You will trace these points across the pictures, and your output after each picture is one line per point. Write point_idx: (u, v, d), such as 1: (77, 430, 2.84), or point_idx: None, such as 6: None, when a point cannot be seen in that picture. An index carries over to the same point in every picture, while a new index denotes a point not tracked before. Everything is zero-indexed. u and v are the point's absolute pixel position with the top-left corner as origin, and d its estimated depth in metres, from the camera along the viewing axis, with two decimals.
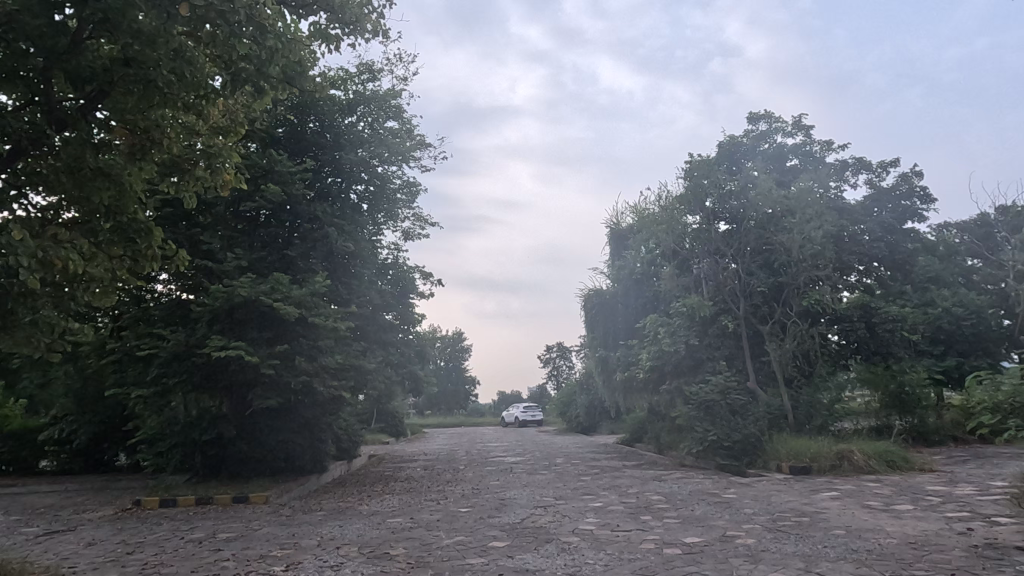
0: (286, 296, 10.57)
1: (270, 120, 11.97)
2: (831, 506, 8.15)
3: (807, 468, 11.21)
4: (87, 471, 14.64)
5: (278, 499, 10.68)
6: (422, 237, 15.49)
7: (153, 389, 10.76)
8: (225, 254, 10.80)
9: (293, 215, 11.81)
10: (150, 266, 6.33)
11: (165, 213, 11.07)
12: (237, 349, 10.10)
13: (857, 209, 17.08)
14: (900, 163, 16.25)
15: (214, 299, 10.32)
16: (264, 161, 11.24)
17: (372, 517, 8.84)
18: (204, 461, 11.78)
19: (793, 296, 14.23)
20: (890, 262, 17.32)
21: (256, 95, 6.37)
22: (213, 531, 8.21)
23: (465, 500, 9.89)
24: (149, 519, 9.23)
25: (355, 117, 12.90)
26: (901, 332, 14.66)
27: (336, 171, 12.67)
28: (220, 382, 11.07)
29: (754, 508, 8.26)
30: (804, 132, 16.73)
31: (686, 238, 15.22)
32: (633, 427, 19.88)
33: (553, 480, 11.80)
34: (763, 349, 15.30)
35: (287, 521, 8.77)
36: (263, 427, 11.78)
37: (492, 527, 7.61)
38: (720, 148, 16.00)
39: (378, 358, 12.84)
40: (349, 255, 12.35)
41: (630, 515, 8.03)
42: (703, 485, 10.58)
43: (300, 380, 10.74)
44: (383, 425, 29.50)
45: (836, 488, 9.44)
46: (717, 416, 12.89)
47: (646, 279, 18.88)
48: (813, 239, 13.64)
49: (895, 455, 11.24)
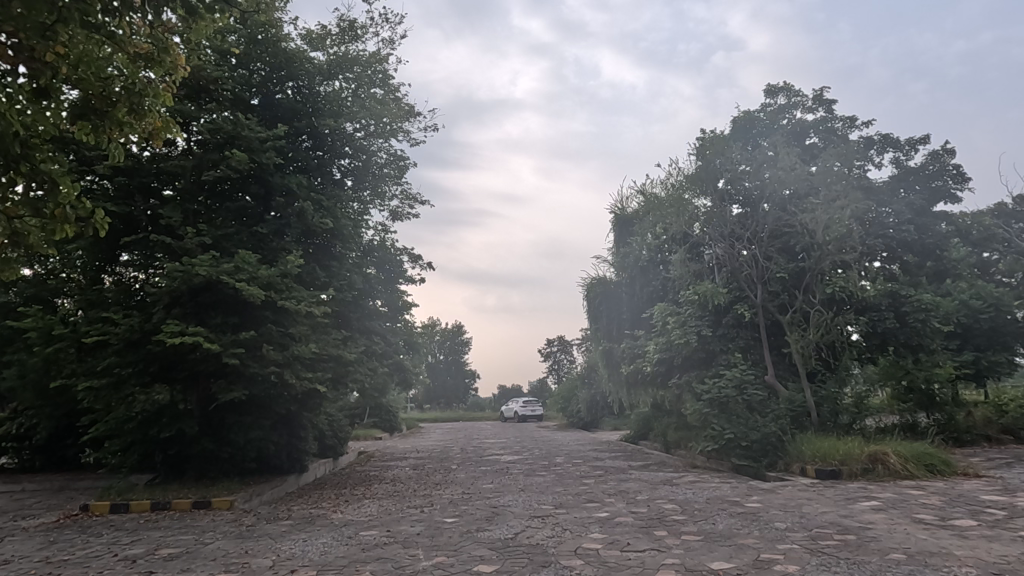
0: (252, 277, 9.40)
1: (239, 81, 10.72)
2: (877, 520, 6.96)
3: (836, 472, 10.06)
4: (50, 469, 13.53)
5: (244, 505, 9.54)
6: (411, 217, 14.28)
7: (106, 380, 9.67)
8: (185, 230, 9.61)
9: (266, 187, 10.66)
10: (62, 230, 5.34)
11: (119, 183, 9.92)
12: (195, 336, 8.96)
13: (883, 189, 15.81)
14: (930, 140, 15.00)
15: (171, 278, 9.15)
16: (229, 124, 9.96)
17: (343, 529, 7.67)
18: (166, 459, 10.64)
19: (815, 283, 13.04)
20: (920, 247, 15.62)
21: (188, 17, 5.32)
22: (155, 547, 7.06)
23: (451, 508, 8.68)
24: (91, 529, 8.09)
25: (336, 83, 11.70)
26: (934, 323, 13.36)
27: (314, 139, 11.51)
28: (181, 372, 9.94)
29: (786, 522, 7.10)
30: (826, 107, 15.51)
31: (697, 221, 14.23)
32: (639, 425, 18.76)
33: (553, 483, 10.66)
34: (782, 340, 14.12)
35: (244, 534, 7.60)
36: (231, 423, 10.64)
37: (479, 545, 6.46)
38: (734, 123, 14.76)
39: (361, 348, 11.64)
40: (327, 233, 11.16)
41: (642, 529, 6.89)
42: (722, 492, 9.39)
43: (269, 371, 9.58)
44: (375, 420, 28.48)
45: (876, 497, 8.26)
46: (733, 413, 11.76)
47: (652, 267, 17.54)
48: (838, 220, 12.48)
49: (935, 458, 10.07)
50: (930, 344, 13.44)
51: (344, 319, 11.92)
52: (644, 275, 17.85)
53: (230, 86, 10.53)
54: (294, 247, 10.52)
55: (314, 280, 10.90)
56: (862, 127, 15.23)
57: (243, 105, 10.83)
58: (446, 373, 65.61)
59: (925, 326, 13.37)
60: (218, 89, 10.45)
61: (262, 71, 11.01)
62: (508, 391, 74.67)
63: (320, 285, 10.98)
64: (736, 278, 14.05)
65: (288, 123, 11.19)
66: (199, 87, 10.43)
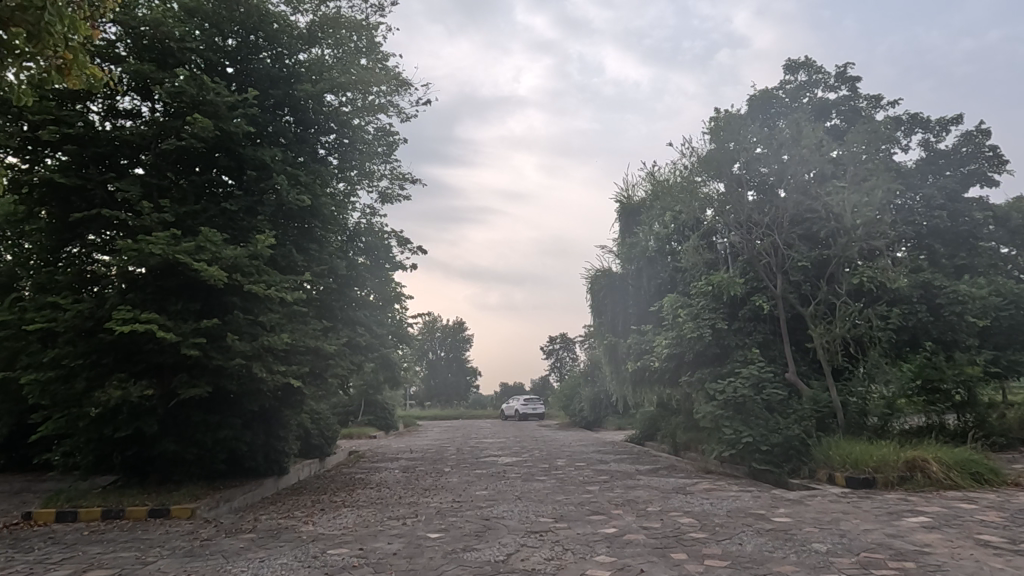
0: (215, 258, 8.39)
1: (207, 44, 9.70)
2: (934, 543, 5.92)
3: (869, 480, 9.01)
4: (12, 468, 12.48)
5: (208, 514, 8.50)
6: (402, 199, 13.23)
7: (55, 372, 8.65)
8: (143, 205, 8.61)
9: (237, 160, 9.68)
10: None
11: (68, 153, 8.86)
12: (149, 321, 7.97)
13: (911, 173, 14.68)
14: (963, 120, 13.87)
15: (125, 259, 8.17)
16: (191, 87, 8.96)
17: (309, 547, 6.61)
18: (125, 461, 9.57)
19: (841, 272, 12.02)
20: (952, 235, 14.38)
21: None
22: (86, 568, 6.01)
23: (436, 520, 7.64)
24: (25, 543, 7.05)
25: (317, 49, 10.70)
26: (971, 317, 12.23)
27: (296, 112, 10.56)
28: (138, 365, 8.92)
29: (826, 543, 6.05)
30: (850, 85, 14.41)
31: (709, 207, 13.22)
32: (646, 424, 17.72)
33: (554, 490, 9.63)
34: (803, 335, 13.04)
35: (194, 551, 6.56)
36: (198, 422, 9.66)
37: (462, 571, 5.39)
38: (751, 100, 13.68)
39: (343, 339, 10.62)
40: (306, 213, 10.17)
41: (657, 551, 5.85)
42: (744, 503, 8.34)
43: (235, 364, 8.57)
44: (370, 417, 27.50)
45: (923, 512, 7.20)
46: (751, 414, 10.73)
47: (660, 257, 16.36)
48: (867, 204, 11.43)
49: (981, 466, 9.03)
50: (965, 340, 12.32)
51: (325, 307, 10.91)
52: (652, 266, 16.67)
53: (199, 48, 9.54)
54: (266, 226, 9.52)
55: (291, 264, 9.89)
56: (889, 106, 14.10)
57: (214, 71, 9.85)
58: (447, 371, 64.67)
59: (962, 320, 12.24)
60: (184, 51, 9.44)
61: (235, 36, 10.04)
62: (507, 391, 73.59)
63: (297, 270, 9.96)
64: (753, 268, 12.98)
65: (263, 93, 10.21)
66: (164, 51, 9.44)
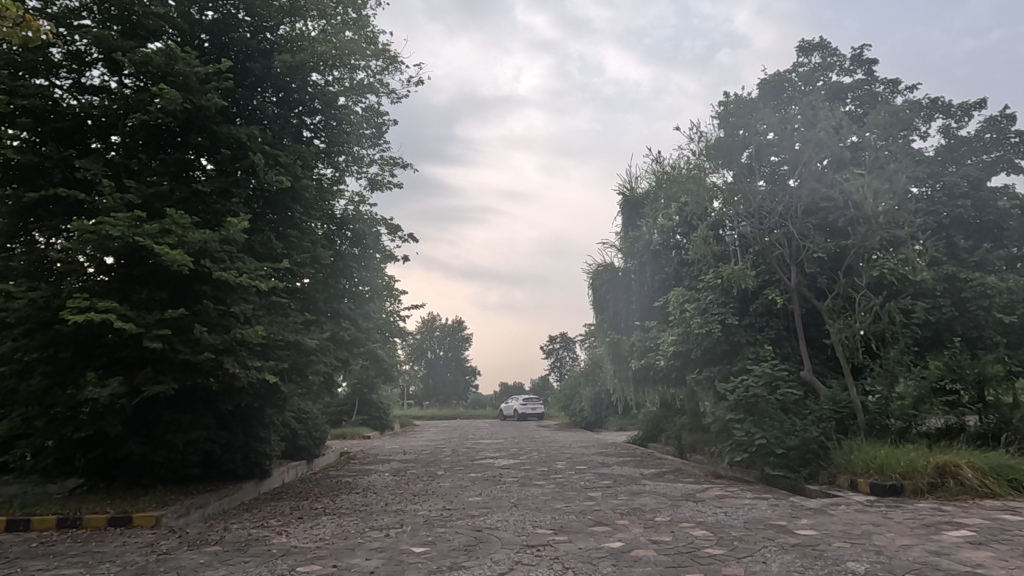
0: (182, 242, 7.66)
1: (182, 13, 8.98)
2: (987, 563, 5.18)
3: (896, 486, 8.30)
4: None
5: (175, 522, 7.77)
6: (392, 186, 12.49)
7: (8, 367, 7.89)
8: (104, 184, 7.85)
9: (211, 137, 8.92)
10: None
11: (25, 127, 8.14)
12: (106, 311, 7.22)
13: (931, 161, 13.94)
14: (987, 104, 13.13)
15: (82, 244, 7.39)
16: (158, 56, 8.21)
17: (277, 563, 5.86)
18: (88, 463, 8.83)
19: (859, 264, 11.36)
20: (975, 226, 13.65)
21: None
22: None
23: (422, 532, 6.91)
24: None
25: (300, 21, 9.97)
26: (998, 312, 11.49)
27: (278, 90, 9.83)
28: (101, 358, 8.19)
29: (864, 562, 5.31)
30: (866, 68, 13.68)
31: (716, 197, 12.52)
32: (650, 425, 16.98)
33: (553, 497, 8.87)
34: (818, 331, 12.31)
35: (148, 568, 5.82)
36: (167, 422, 8.93)
37: None
38: (763, 83, 12.95)
39: (327, 333, 9.89)
40: (288, 196, 9.43)
41: (672, 572, 5.11)
42: (762, 512, 7.61)
43: (204, 359, 7.84)
44: (365, 417, 26.59)
45: (965, 524, 6.45)
46: (765, 415, 9.99)
47: (665, 251, 15.61)
48: (888, 191, 10.71)
49: (1017, 472, 8.31)
50: (992, 336, 11.59)
51: (309, 300, 10.19)
52: (656, 261, 15.87)
53: (173, 18, 8.84)
54: (242, 210, 8.79)
55: (269, 251, 9.15)
56: (908, 90, 13.36)
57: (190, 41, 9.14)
58: (446, 370, 63.89)
59: (988, 316, 11.51)
60: (154, 21, 8.81)
61: (214, 8, 9.34)
62: (507, 391, 72.76)
63: (277, 258, 9.23)
64: (765, 259, 12.24)
65: (242, 68, 9.47)
66: (134, 22, 8.86)
